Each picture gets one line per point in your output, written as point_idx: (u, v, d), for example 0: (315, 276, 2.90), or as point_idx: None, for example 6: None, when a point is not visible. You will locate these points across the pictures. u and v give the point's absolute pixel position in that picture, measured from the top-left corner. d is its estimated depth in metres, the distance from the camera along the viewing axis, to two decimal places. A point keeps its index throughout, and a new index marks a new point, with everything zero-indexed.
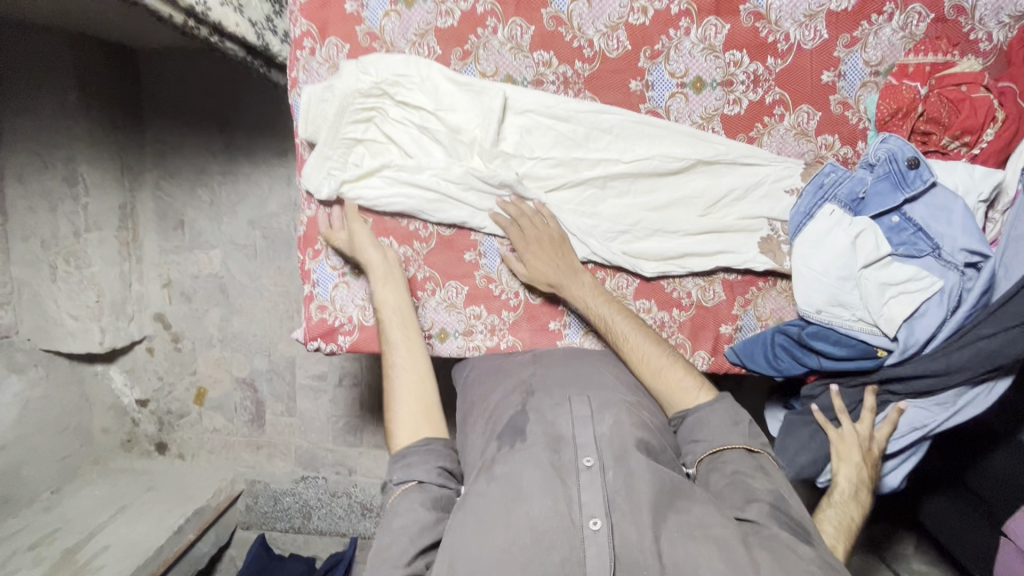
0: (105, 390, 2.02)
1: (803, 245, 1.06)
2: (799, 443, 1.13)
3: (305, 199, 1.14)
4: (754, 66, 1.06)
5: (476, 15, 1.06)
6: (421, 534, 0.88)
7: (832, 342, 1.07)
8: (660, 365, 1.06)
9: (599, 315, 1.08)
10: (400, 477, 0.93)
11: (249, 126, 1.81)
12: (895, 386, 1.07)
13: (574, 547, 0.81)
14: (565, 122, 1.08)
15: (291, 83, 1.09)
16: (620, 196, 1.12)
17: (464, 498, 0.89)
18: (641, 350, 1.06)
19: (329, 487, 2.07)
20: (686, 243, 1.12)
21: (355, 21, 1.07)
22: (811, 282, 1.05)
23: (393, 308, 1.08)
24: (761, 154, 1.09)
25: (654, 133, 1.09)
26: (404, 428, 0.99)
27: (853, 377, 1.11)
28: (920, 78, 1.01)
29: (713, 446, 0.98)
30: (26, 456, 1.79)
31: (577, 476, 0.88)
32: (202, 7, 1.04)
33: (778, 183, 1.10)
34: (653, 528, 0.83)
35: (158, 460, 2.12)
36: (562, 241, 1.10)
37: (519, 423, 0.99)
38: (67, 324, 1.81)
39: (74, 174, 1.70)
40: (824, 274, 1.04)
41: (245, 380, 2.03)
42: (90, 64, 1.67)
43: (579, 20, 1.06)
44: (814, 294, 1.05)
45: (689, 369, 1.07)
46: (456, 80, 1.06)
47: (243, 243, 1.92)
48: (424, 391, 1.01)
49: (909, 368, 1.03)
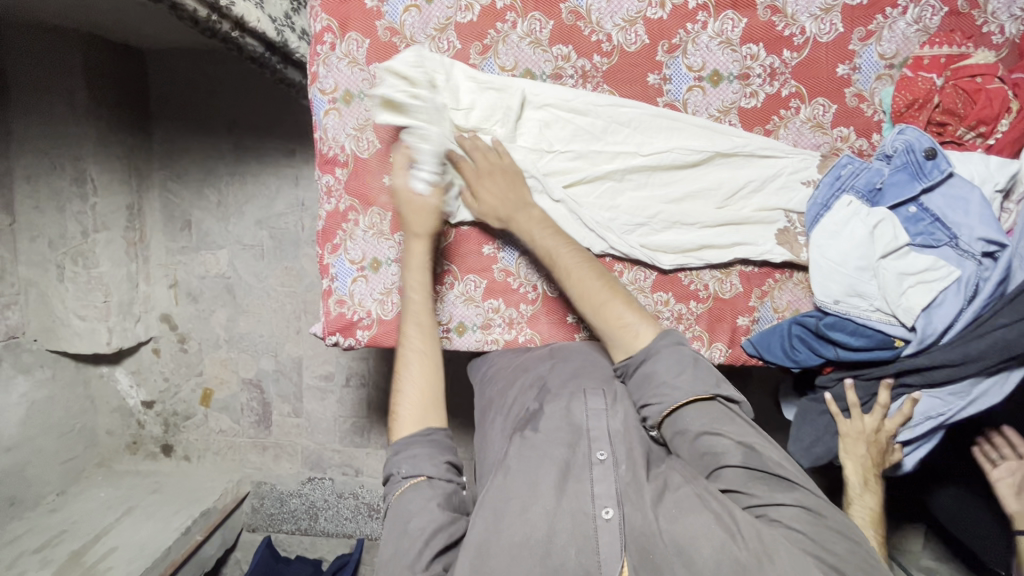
0: (111, 391, 2.02)
1: (819, 235, 1.07)
2: (815, 435, 1.18)
3: (325, 194, 1.15)
4: (770, 59, 1.08)
5: (495, 10, 1.07)
6: (436, 533, 0.86)
7: (850, 333, 1.07)
8: (601, 298, 0.99)
9: (543, 246, 1.04)
10: (409, 470, 0.91)
11: (259, 126, 1.82)
12: (909, 378, 1.08)
13: (588, 536, 0.82)
14: (584, 115, 1.09)
15: (311, 77, 1.10)
16: (638, 189, 1.13)
17: (484, 496, 0.90)
18: (583, 282, 1.00)
19: (335, 488, 2.06)
20: (704, 235, 1.13)
21: (375, 15, 1.08)
22: (825, 271, 1.06)
23: (415, 296, 1.04)
24: (779, 147, 1.10)
25: (671, 126, 1.10)
26: (408, 417, 0.96)
27: (877, 368, 1.10)
28: (935, 70, 1.03)
29: (673, 403, 0.87)
30: (32, 457, 1.78)
31: (590, 470, 0.88)
32: (225, 2, 1.06)
33: (795, 175, 1.11)
34: (654, 509, 0.82)
35: (164, 462, 2.10)
36: (516, 173, 1.06)
37: (536, 414, 1.00)
38: (74, 324, 1.81)
39: (83, 174, 1.70)
40: (841, 263, 1.05)
41: (252, 381, 2.03)
42: (103, 63, 1.67)
43: (598, 15, 1.07)
44: (829, 283, 1.06)
45: (633, 302, 0.99)
46: (478, 77, 1.07)
47: (250, 243, 1.92)
48: (435, 384, 0.98)
49: (926, 357, 1.04)
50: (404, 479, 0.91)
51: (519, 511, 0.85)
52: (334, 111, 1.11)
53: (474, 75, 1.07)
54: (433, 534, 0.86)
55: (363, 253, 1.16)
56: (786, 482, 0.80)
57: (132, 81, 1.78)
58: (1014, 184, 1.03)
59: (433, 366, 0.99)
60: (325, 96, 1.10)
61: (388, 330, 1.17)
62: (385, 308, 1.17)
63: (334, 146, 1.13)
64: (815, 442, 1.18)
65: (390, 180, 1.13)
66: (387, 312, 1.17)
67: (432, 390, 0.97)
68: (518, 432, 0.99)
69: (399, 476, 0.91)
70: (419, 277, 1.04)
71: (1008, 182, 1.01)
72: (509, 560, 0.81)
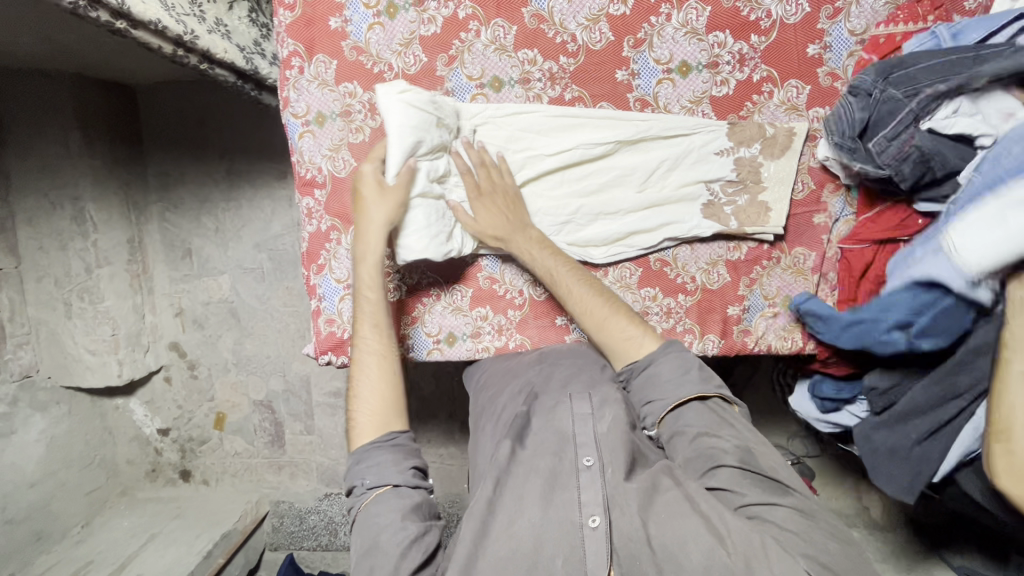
0: (127, 422, 2.06)
1: (1001, 200, 0.79)
2: (896, 463, 1.08)
3: (306, 216, 1.16)
4: (738, 45, 1.07)
5: (458, 20, 1.07)
6: (411, 544, 0.86)
7: (940, 339, 0.95)
8: (603, 315, 1.03)
9: (545, 268, 1.08)
10: (373, 481, 0.92)
11: (250, 151, 1.84)
12: (982, 363, 0.94)
13: (573, 545, 0.81)
14: (514, 121, 1.10)
15: (282, 102, 1.11)
16: (572, 187, 1.14)
17: (474, 504, 0.88)
18: (583, 302, 1.05)
19: (353, 502, 2.08)
20: (629, 223, 1.14)
21: (341, 36, 1.08)
22: (993, 234, 0.78)
23: (371, 291, 1.03)
24: (746, 147, 1.11)
25: (564, 124, 1.10)
26: (368, 425, 0.98)
27: (968, 376, 0.96)
28: (885, 50, 1.04)
29: (670, 403, 0.92)
30: (56, 491, 1.83)
31: (577, 476, 0.88)
32: (190, 36, 1.06)
33: (706, 148, 1.11)
34: (640, 513, 0.82)
35: (183, 487, 2.13)
36: (514, 198, 1.10)
37: (527, 424, 0.99)
38: (86, 359, 1.85)
39: (81, 213, 1.74)
40: (1011, 228, 0.76)
41: (262, 402, 2.06)
42: (92, 103, 1.71)
43: (560, 16, 1.07)
44: (979, 245, 0.79)
45: (633, 319, 1.04)
46: (410, 102, 1.01)
47: (250, 266, 1.94)
48: (391, 387, 1.00)
49: (985, 330, 0.92)
50: (369, 491, 0.92)
51: (506, 524, 0.85)
52: (308, 133, 1.12)
53: (408, 100, 1.01)
54: (411, 545, 0.86)
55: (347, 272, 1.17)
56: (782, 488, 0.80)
57: (123, 120, 1.81)
58: (923, 106, 0.94)
59: (390, 371, 1.00)
60: (298, 120, 1.11)
61: None
62: None
63: (312, 168, 1.14)
64: (902, 470, 1.08)
65: None
66: None
67: (393, 398, 0.99)
68: (509, 442, 0.97)
69: (364, 488, 0.93)
70: (387, 213, 1.02)
71: (916, 170, 0.97)
72: (496, 565, 0.81)
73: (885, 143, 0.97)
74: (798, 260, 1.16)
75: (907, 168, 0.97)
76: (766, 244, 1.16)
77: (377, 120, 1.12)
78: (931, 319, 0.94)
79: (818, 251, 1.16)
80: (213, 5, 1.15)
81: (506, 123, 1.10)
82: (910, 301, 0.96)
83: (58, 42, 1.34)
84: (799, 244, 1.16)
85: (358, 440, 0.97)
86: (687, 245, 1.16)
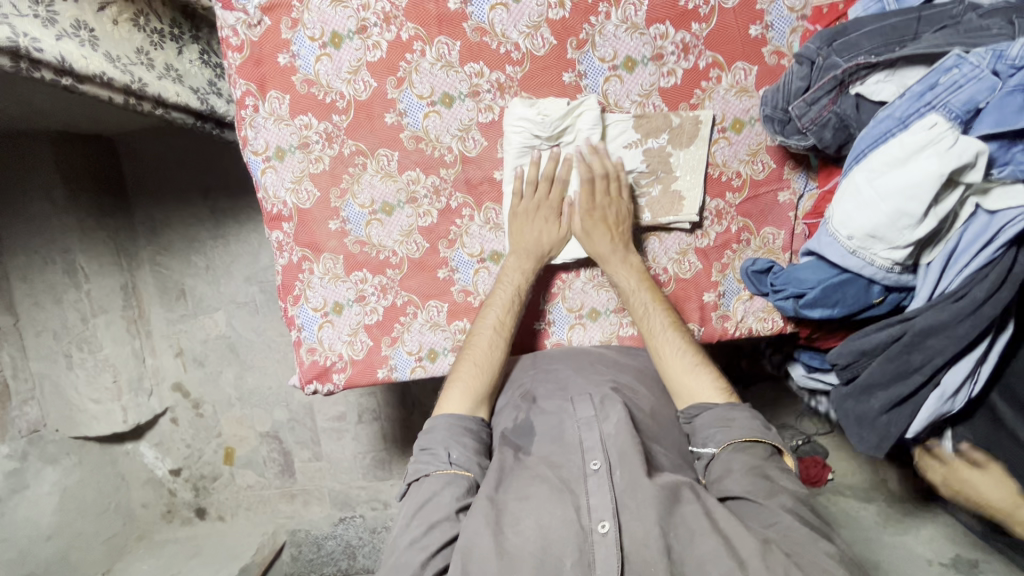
0: (138, 466, 2.07)
1: (870, 169, 0.88)
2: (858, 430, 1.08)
3: (277, 249, 1.17)
4: (681, 35, 1.08)
5: (402, 41, 1.09)
6: (447, 541, 0.85)
7: (834, 309, 1.02)
8: (692, 363, 1.07)
9: (636, 299, 1.12)
10: (460, 460, 0.95)
11: (232, 188, 1.86)
12: (936, 342, 0.94)
13: (584, 549, 0.80)
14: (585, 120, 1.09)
15: (242, 141, 1.13)
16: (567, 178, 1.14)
17: (485, 501, 0.87)
18: (670, 343, 1.09)
19: (368, 523, 2.12)
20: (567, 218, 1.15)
21: (290, 71, 1.10)
22: (868, 204, 0.88)
23: (500, 305, 1.13)
24: (654, 137, 1.12)
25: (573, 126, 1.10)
26: (458, 395, 1.05)
27: (921, 353, 0.96)
28: (826, 20, 1.06)
29: (745, 434, 0.94)
30: (73, 542, 1.83)
31: (586, 482, 0.87)
32: (138, 84, 1.10)
33: (616, 141, 1.12)
34: (660, 524, 0.81)
35: (200, 525, 2.15)
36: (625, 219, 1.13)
37: (530, 429, 1.01)
38: (90, 408, 1.85)
39: (73, 265, 1.74)
40: (881, 195, 0.86)
41: (269, 433, 2.07)
42: (72, 158, 1.70)
43: (501, 27, 1.08)
44: (857, 214, 0.90)
45: (718, 374, 1.07)
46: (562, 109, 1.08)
47: (243, 300, 1.97)
48: (484, 380, 1.07)
49: (934, 311, 0.94)
50: (448, 465, 0.94)
51: (512, 523, 0.83)
52: (270, 169, 1.14)
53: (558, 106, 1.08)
54: (446, 542, 0.85)
55: (325, 299, 1.18)
56: (811, 533, 0.79)
57: (104, 169, 1.81)
58: (850, 73, 0.95)
59: (492, 366, 1.09)
60: (258, 157, 1.13)
61: (363, 369, 1.19)
62: (355, 348, 1.19)
63: (277, 202, 1.15)
64: (870, 433, 1.07)
65: (337, 224, 1.16)
66: (358, 351, 1.19)
67: (482, 385, 1.07)
68: (511, 449, 0.97)
69: (449, 458, 0.95)
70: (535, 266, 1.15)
71: (837, 136, 1.01)
72: (499, 565, 0.78)
73: (806, 108, 1.00)
74: (768, 240, 1.18)
75: (828, 134, 1.01)
76: (734, 228, 1.18)
77: (335, 148, 1.14)
78: (820, 291, 1.01)
79: (786, 230, 1.18)
80: (162, 50, 1.18)
81: (459, 140, 1.13)
82: (814, 273, 1.04)
83: (33, 104, 1.35)
84: (767, 225, 1.18)
85: (444, 408, 1.04)
86: (656, 237, 1.18)
